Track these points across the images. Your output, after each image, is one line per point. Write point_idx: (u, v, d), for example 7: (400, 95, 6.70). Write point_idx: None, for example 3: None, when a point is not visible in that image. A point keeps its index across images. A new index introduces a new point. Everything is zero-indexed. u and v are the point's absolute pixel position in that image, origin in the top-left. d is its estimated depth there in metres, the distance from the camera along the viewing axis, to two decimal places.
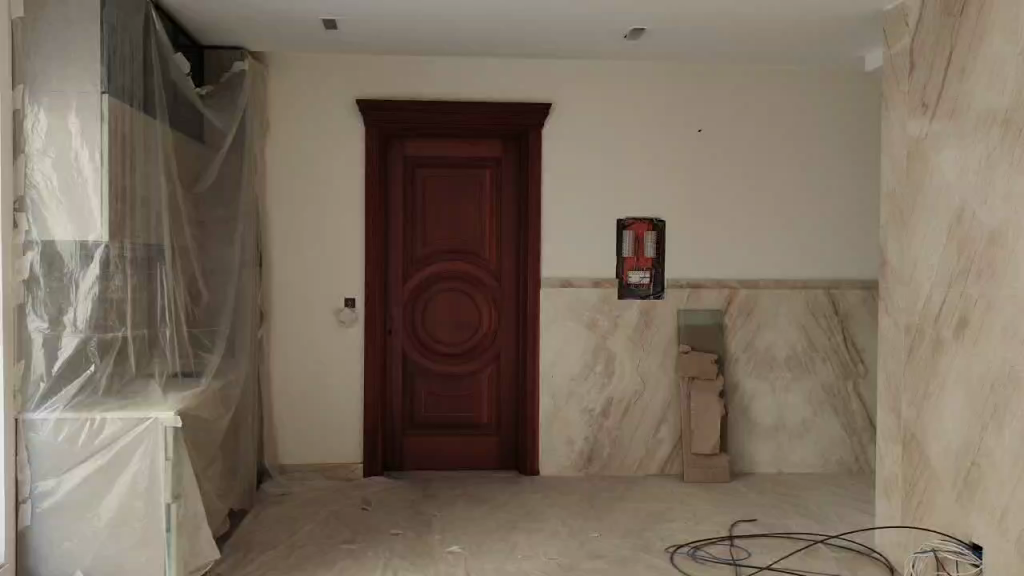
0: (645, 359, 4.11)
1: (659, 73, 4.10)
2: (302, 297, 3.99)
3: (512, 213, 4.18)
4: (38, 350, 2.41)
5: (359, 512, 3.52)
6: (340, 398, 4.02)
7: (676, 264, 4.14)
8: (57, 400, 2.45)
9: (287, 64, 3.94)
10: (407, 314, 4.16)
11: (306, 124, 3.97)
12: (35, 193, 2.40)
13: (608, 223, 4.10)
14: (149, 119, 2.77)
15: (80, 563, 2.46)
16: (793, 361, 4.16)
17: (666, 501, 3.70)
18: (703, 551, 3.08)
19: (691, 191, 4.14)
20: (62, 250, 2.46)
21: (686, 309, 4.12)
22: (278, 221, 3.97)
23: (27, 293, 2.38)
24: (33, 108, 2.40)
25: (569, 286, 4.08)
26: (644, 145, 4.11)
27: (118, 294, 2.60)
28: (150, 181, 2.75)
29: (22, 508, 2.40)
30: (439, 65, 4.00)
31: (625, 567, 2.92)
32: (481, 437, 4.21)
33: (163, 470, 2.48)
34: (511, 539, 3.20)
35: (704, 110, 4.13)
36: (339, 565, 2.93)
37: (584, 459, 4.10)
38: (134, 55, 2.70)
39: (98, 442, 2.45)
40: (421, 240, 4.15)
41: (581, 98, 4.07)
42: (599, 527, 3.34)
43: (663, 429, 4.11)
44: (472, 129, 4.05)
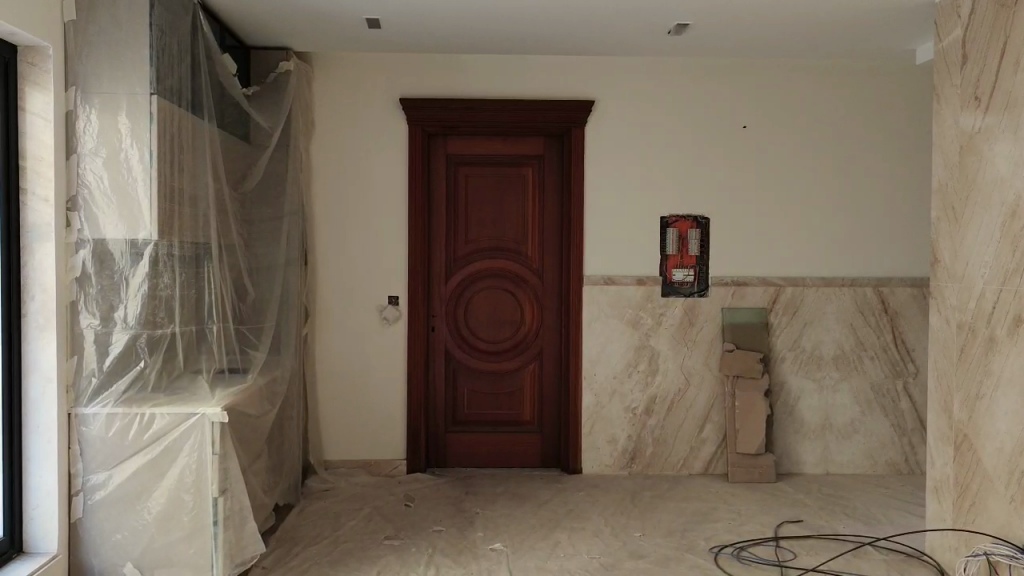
0: (689, 357, 4.08)
1: (703, 69, 4.06)
2: (346, 295, 4.03)
3: (555, 211, 4.17)
4: (90, 346, 2.46)
5: (402, 508, 3.54)
6: (383, 395, 4.05)
7: (720, 262, 4.11)
8: (108, 396, 2.48)
9: (331, 64, 3.97)
10: (449, 312, 4.17)
11: (350, 123, 4.00)
12: (86, 193, 2.45)
13: (651, 221, 4.09)
14: (198, 118, 2.79)
15: (130, 556, 2.50)
16: (840, 361, 4.10)
17: (709, 500, 3.67)
18: (748, 552, 3.06)
19: (735, 188, 4.10)
20: (113, 249, 2.50)
21: (730, 307, 4.08)
22: (323, 219, 4.01)
23: (79, 291, 2.44)
24: (84, 109, 2.44)
25: (613, 283, 4.06)
26: (688, 142, 4.08)
27: (167, 291, 2.64)
28: (198, 179, 2.78)
29: (75, 499, 2.46)
30: (482, 63, 4.01)
31: (668, 567, 2.91)
32: (523, 434, 4.22)
33: (210, 466, 2.50)
34: (553, 537, 3.20)
35: (748, 107, 4.09)
36: (383, 561, 2.94)
37: (627, 458, 4.09)
38: (182, 55, 2.72)
39: (147, 437, 2.49)
40: (464, 238, 4.16)
41: (623, 95, 4.05)
42: (642, 526, 3.33)
43: (707, 428, 4.08)
44: (516, 127, 4.05)
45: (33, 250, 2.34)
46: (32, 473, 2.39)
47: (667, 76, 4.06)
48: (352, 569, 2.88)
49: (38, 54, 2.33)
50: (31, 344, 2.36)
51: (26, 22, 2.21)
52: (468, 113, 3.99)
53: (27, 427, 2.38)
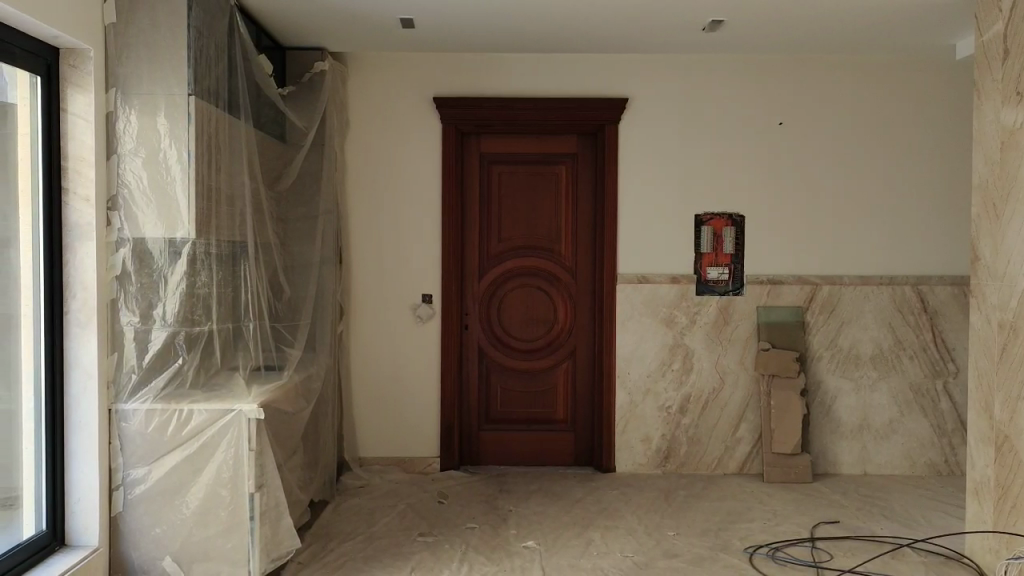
0: (723, 356, 4.05)
1: (739, 65, 4.03)
2: (380, 293, 4.05)
3: (589, 209, 4.16)
4: (130, 344, 2.50)
5: (435, 505, 3.56)
6: (417, 392, 4.07)
7: (755, 259, 4.08)
8: (147, 391, 2.53)
9: (366, 64, 4.00)
10: (482, 310, 4.18)
11: (384, 123, 4.02)
12: (126, 193, 2.50)
13: (685, 219, 4.06)
14: (234, 119, 2.83)
15: (169, 549, 2.54)
16: (878, 360, 4.05)
17: (744, 500, 3.64)
18: (783, 552, 3.03)
19: (771, 185, 4.07)
20: (153, 247, 2.54)
21: (766, 306, 4.05)
22: (357, 218, 4.04)
23: (119, 288, 2.49)
24: (124, 110, 2.49)
25: (646, 281, 4.05)
26: (723, 139, 4.05)
27: (204, 289, 2.66)
28: (235, 179, 2.81)
29: (116, 493, 2.51)
30: (515, 61, 4.01)
31: (703, 567, 2.89)
32: (556, 432, 4.22)
33: (247, 461, 2.53)
34: (587, 535, 3.19)
35: (784, 103, 4.05)
36: (416, 558, 2.96)
37: (661, 457, 4.07)
38: (219, 57, 2.75)
39: (185, 432, 2.53)
40: (497, 236, 4.17)
41: (658, 92, 4.03)
42: (676, 525, 3.31)
43: (742, 427, 4.05)
44: (549, 125, 4.05)
45: (75, 250, 2.39)
46: (74, 468, 2.44)
47: (702, 73, 4.03)
48: (386, 565, 2.90)
49: (80, 56, 2.38)
50: (73, 342, 2.41)
51: (68, 26, 2.26)
52: (501, 111, 4.00)
53: (69, 421, 2.43)
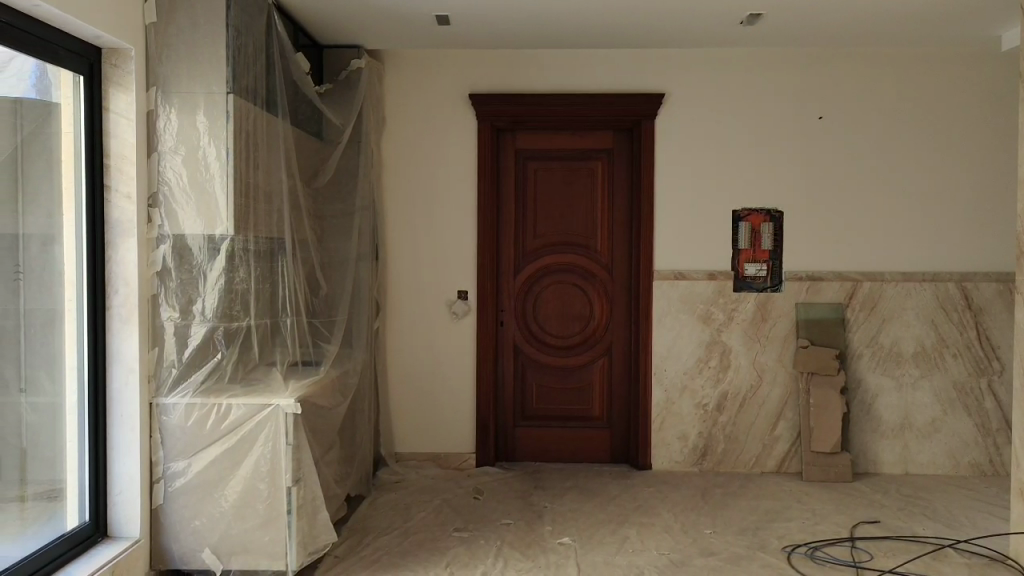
0: (762, 353, 4.01)
1: (777, 59, 3.99)
2: (416, 289, 4.07)
3: (625, 205, 4.14)
4: (170, 338, 2.55)
5: (471, 501, 3.56)
6: (453, 388, 4.09)
7: (795, 256, 4.03)
8: (186, 386, 2.56)
9: (402, 61, 4.02)
10: (518, 307, 4.18)
11: (421, 119, 4.04)
12: (166, 191, 2.54)
13: (723, 215, 4.03)
14: (272, 116, 2.85)
15: (208, 542, 2.57)
16: (921, 357, 3.98)
17: (783, 499, 3.61)
18: (822, 552, 2.99)
19: (810, 180, 4.02)
20: (192, 243, 2.58)
21: (805, 303, 3.99)
22: (393, 214, 4.06)
23: (160, 284, 2.54)
24: (164, 109, 2.53)
25: (683, 278, 4.02)
26: (761, 134, 4.01)
27: (242, 285, 2.68)
28: (272, 176, 2.84)
29: (157, 486, 2.56)
30: (552, 57, 4.00)
31: (739, 565, 2.86)
32: (592, 429, 4.20)
33: (285, 455, 2.55)
34: (622, 532, 3.18)
35: (825, 97, 4.00)
36: (452, 553, 2.97)
37: (698, 455, 4.04)
38: (257, 56, 2.77)
39: (224, 426, 2.56)
40: (532, 232, 4.16)
41: (695, 86, 4.00)
42: (712, 524, 3.29)
43: (781, 425, 4.00)
44: (585, 121, 4.04)
45: (116, 245, 2.45)
46: (116, 461, 2.49)
47: (741, 68, 3.99)
48: (422, 560, 2.91)
49: (121, 56, 2.43)
50: (115, 336, 2.46)
51: (111, 26, 2.30)
52: (537, 107, 3.99)
53: (111, 415, 2.48)
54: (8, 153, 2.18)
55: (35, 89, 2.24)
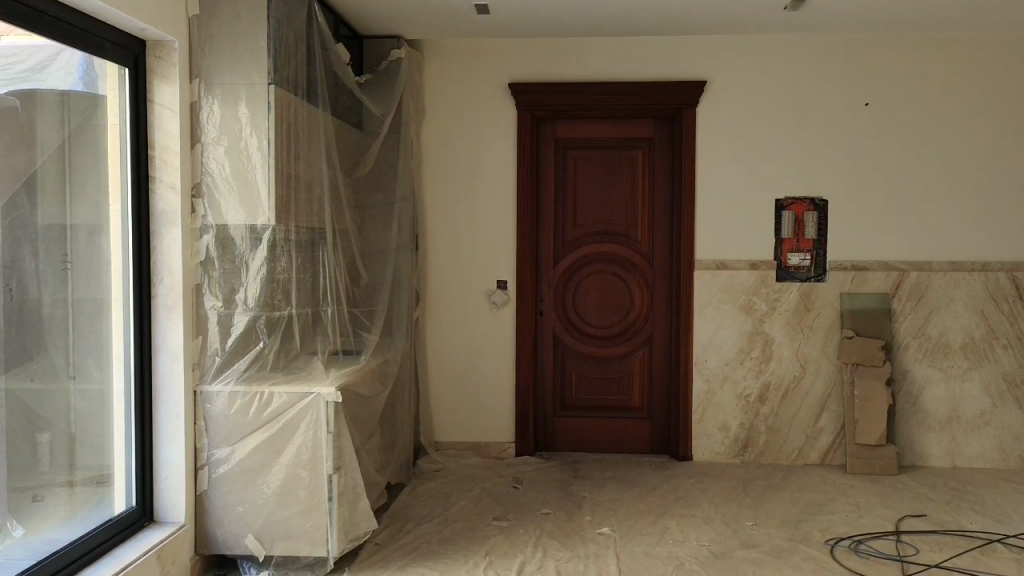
0: (806, 344, 3.96)
1: (822, 45, 3.92)
2: (456, 279, 4.08)
3: (666, 194, 4.10)
4: (213, 327, 2.59)
5: (510, 490, 3.57)
6: (493, 377, 4.09)
7: (839, 245, 3.96)
8: (230, 373, 2.60)
9: (442, 51, 4.03)
10: (558, 296, 4.17)
11: (460, 109, 4.04)
12: (209, 181, 2.58)
13: (766, 204, 3.97)
14: (313, 107, 2.86)
15: (251, 527, 2.61)
16: (969, 349, 3.90)
17: (826, 491, 3.56)
18: (865, 545, 2.95)
19: (856, 168, 3.95)
20: (235, 233, 2.60)
21: (850, 293, 3.93)
22: (433, 204, 4.08)
23: (203, 273, 2.57)
24: (207, 100, 2.56)
25: (725, 267, 3.97)
26: (805, 121, 3.95)
27: (284, 275, 2.70)
28: (314, 166, 2.86)
29: (201, 473, 2.60)
30: (591, 45, 3.98)
31: (781, 558, 2.83)
32: (632, 420, 4.18)
33: (326, 442, 2.57)
34: (662, 523, 3.16)
35: (871, 83, 3.92)
36: (491, 542, 2.98)
37: (740, 446, 4.00)
38: (297, 47, 2.79)
39: (267, 413, 2.59)
40: (572, 222, 4.15)
41: (738, 74, 3.94)
42: (753, 516, 3.25)
43: (825, 417, 3.95)
44: (625, 110, 4.00)
45: (161, 236, 2.49)
46: (161, 447, 2.53)
47: (784, 54, 3.93)
48: (462, 548, 2.92)
49: (165, 48, 2.46)
50: (160, 325, 2.51)
51: (155, 19, 2.34)
52: (576, 96, 3.97)
53: (157, 402, 2.53)
54: (57, 144, 2.23)
55: (83, 82, 2.29)
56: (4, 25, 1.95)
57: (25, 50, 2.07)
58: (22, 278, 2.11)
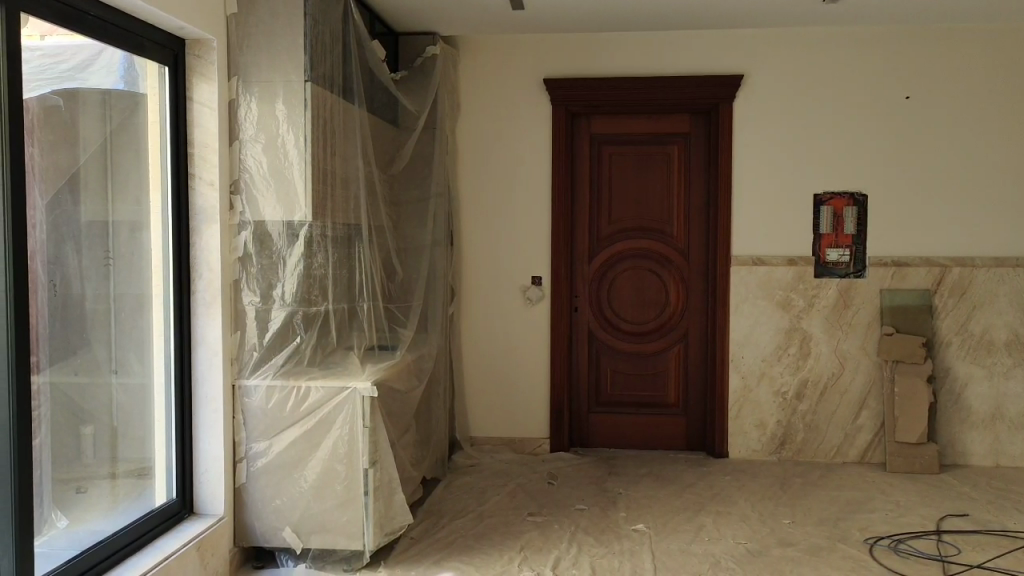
0: (844, 340, 3.91)
1: (861, 37, 3.86)
2: (491, 274, 4.09)
3: (702, 189, 4.07)
4: (252, 322, 2.62)
5: (545, 486, 3.57)
6: (528, 373, 4.10)
7: (879, 241, 3.90)
8: (267, 368, 2.63)
9: (478, 48, 4.03)
10: (592, 292, 4.16)
11: (495, 105, 4.05)
12: (247, 177, 2.61)
13: (804, 199, 3.93)
14: (349, 103, 2.88)
15: (288, 520, 2.64)
16: (1014, 346, 3.82)
17: (865, 490, 3.51)
18: (905, 544, 2.91)
19: (897, 162, 3.89)
20: (273, 229, 2.63)
21: (890, 289, 3.87)
22: (469, 200, 4.09)
23: (242, 269, 2.61)
24: (246, 97, 2.59)
25: (762, 263, 3.93)
26: (844, 115, 3.90)
27: (321, 270, 2.72)
28: (349, 161, 2.86)
29: (240, 466, 2.64)
30: (627, 40, 3.96)
31: (820, 557, 2.80)
32: (667, 416, 4.16)
33: (362, 438, 2.59)
34: (698, 520, 3.14)
35: (912, 76, 3.86)
36: (525, 538, 2.98)
37: (777, 443, 3.96)
38: (333, 45, 2.80)
39: (304, 407, 2.61)
40: (607, 217, 4.13)
41: (775, 67, 3.90)
42: (792, 514, 3.22)
43: (865, 414, 3.90)
44: (661, 105, 3.98)
45: (200, 231, 2.52)
46: (201, 441, 2.57)
47: (823, 47, 3.88)
48: (496, 544, 2.92)
49: (204, 46, 2.49)
50: (199, 320, 2.54)
51: (194, 18, 2.37)
52: (611, 91, 3.95)
53: (196, 396, 2.57)
54: (99, 141, 2.28)
55: (124, 81, 2.32)
56: (47, 25, 1.97)
57: (69, 50, 2.10)
58: (66, 273, 2.15)
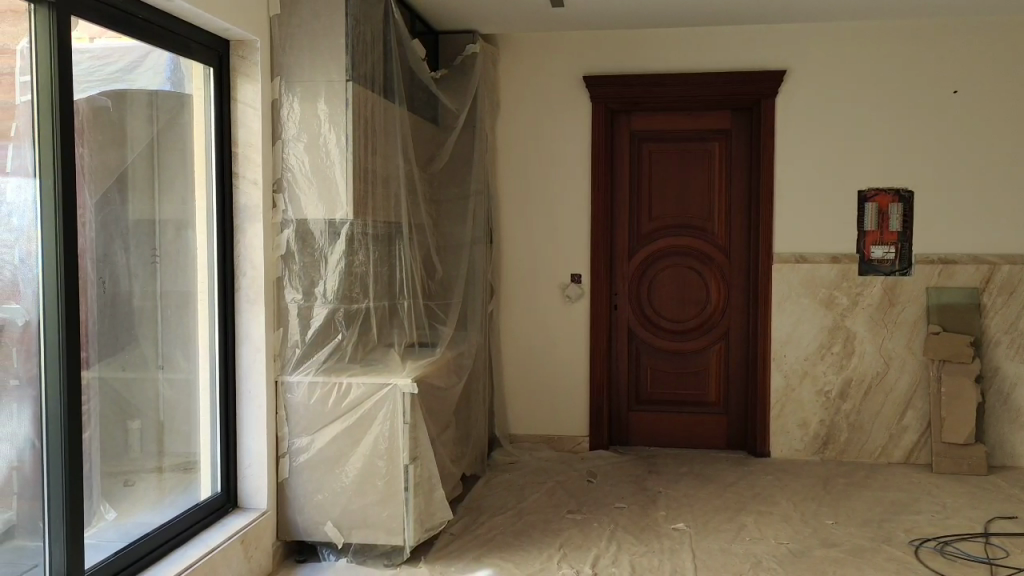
0: (889, 339, 3.85)
1: (907, 31, 3.80)
2: (531, 272, 4.10)
3: (743, 186, 4.03)
4: (294, 319, 2.65)
5: (585, 483, 3.57)
6: (568, 370, 4.09)
7: (925, 238, 3.83)
8: (310, 364, 2.66)
9: (518, 46, 4.04)
10: (632, 289, 4.15)
11: (535, 103, 4.05)
12: (289, 176, 2.64)
13: (848, 196, 3.88)
14: (390, 101, 2.89)
15: (330, 515, 2.67)
16: None
17: (911, 491, 3.45)
18: (952, 546, 2.85)
19: (944, 159, 3.82)
20: (315, 227, 2.66)
21: (937, 288, 3.80)
22: (509, 197, 4.10)
23: (284, 267, 2.64)
24: (288, 97, 2.62)
25: (805, 261, 3.89)
26: (889, 110, 3.84)
27: (362, 268, 2.74)
28: (390, 161, 2.88)
29: (283, 461, 2.67)
30: (667, 36, 3.94)
31: (863, 558, 2.76)
32: (708, 415, 4.13)
33: (402, 433, 2.61)
34: (739, 520, 3.12)
35: (960, 70, 3.78)
36: (564, 535, 2.97)
37: (820, 443, 3.92)
38: (374, 44, 2.82)
39: (346, 404, 2.64)
40: (647, 215, 4.11)
41: (818, 63, 3.85)
42: (835, 514, 3.18)
43: (910, 414, 3.83)
44: (702, 102, 3.95)
45: (244, 229, 2.56)
46: (245, 436, 2.61)
47: (869, 42, 3.82)
48: (535, 541, 2.92)
49: (248, 47, 2.53)
50: (243, 317, 2.58)
51: (238, 18, 2.40)
52: (651, 88, 3.94)
53: (241, 391, 2.60)
54: (144, 141, 2.33)
55: (170, 82, 2.37)
56: (95, 29, 2.01)
57: (116, 52, 2.15)
58: (114, 271, 2.21)
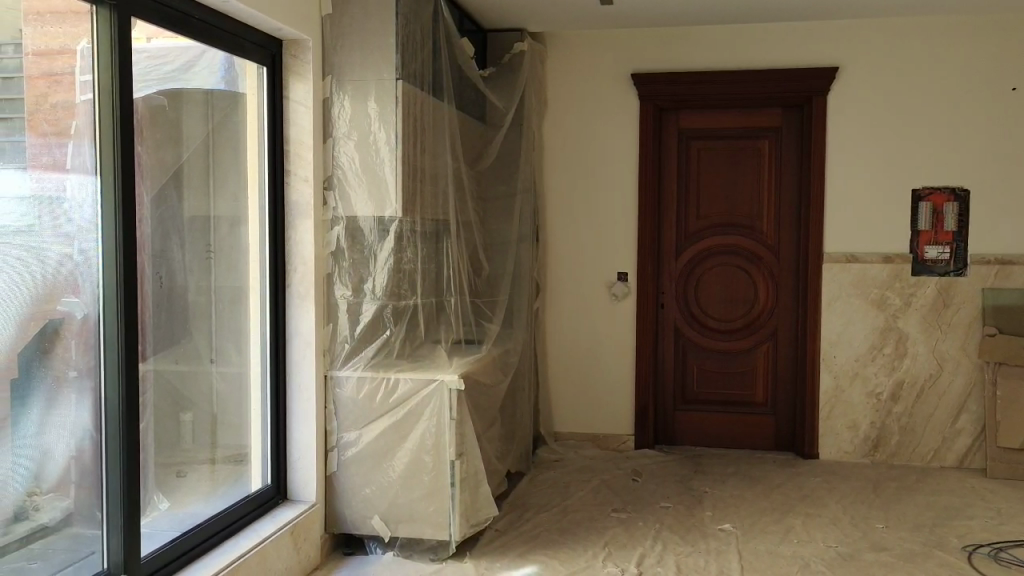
0: (942, 341, 3.77)
1: (964, 27, 3.72)
2: (577, 270, 4.09)
3: (793, 184, 3.99)
4: (343, 315, 2.68)
5: (630, 482, 3.55)
6: (613, 369, 4.08)
7: (980, 238, 3.75)
8: (358, 360, 2.69)
9: (566, 44, 4.04)
10: (679, 288, 4.12)
11: (583, 101, 4.04)
12: (340, 174, 2.67)
13: (901, 195, 3.81)
14: (437, 99, 2.91)
15: (376, 509, 2.69)
16: None
17: (964, 495, 3.39)
18: (1007, 553, 2.79)
19: (1001, 157, 3.73)
20: (364, 224, 2.69)
21: (993, 289, 3.72)
22: (555, 195, 4.10)
23: (333, 264, 2.67)
24: (338, 95, 2.65)
25: (856, 261, 3.83)
26: (944, 107, 3.76)
27: (411, 265, 2.77)
28: (438, 159, 2.90)
29: (331, 455, 2.70)
30: (717, 33, 3.90)
31: (914, 562, 2.72)
32: (755, 415, 4.08)
33: (448, 430, 2.63)
34: (787, 522, 3.08)
35: (1019, 66, 3.70)
36: (609, 534, 2.97)
37: (870, 445, 3.86)
38: (423, 43, 2.84)
39: (393, 399, 2.66)
40: (694, 213, 4.08)
41: (871, 59, 3.79)
42: (885, 518, 3.13)
43: (963, 418, 3.76)
44: (752, 99, 3.91)
45: (295, 226, 2.60)
46: (293, 429, 2.66)
47: (923, 38, 3.75)
48: (580, 539, 2.92)
49: (300, 47, 2.56)
50: (293, 312, 2.62)
51: (290, 18, 2.44)
52: (700, 86, 3.91)
53: (290, 385, 2.64)
54: (199, 140, 2.38)
55: (224, 81, 2.42)
56: (152, 29, 2.05)
57: (173, 52, 2.19)
58: (169, 267, 2.27)
